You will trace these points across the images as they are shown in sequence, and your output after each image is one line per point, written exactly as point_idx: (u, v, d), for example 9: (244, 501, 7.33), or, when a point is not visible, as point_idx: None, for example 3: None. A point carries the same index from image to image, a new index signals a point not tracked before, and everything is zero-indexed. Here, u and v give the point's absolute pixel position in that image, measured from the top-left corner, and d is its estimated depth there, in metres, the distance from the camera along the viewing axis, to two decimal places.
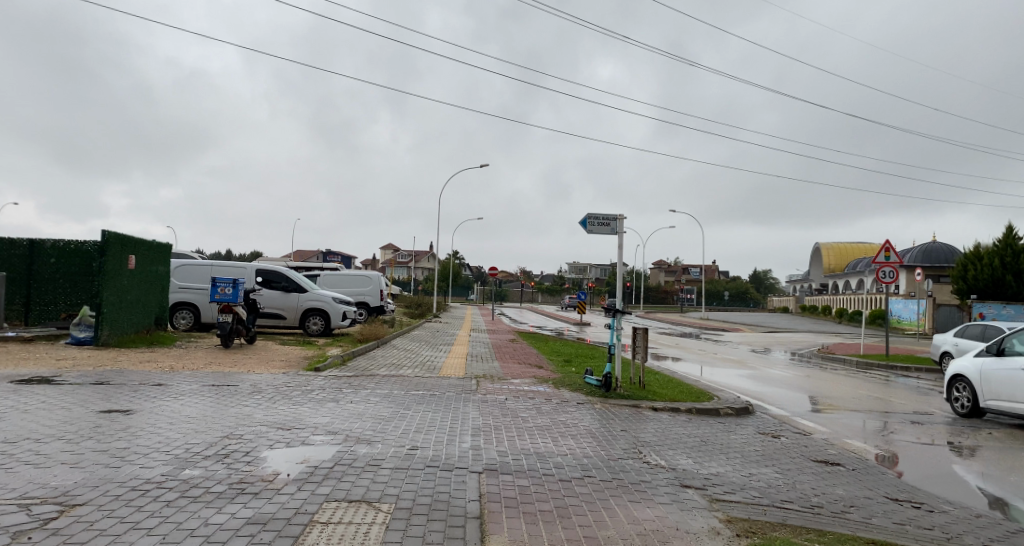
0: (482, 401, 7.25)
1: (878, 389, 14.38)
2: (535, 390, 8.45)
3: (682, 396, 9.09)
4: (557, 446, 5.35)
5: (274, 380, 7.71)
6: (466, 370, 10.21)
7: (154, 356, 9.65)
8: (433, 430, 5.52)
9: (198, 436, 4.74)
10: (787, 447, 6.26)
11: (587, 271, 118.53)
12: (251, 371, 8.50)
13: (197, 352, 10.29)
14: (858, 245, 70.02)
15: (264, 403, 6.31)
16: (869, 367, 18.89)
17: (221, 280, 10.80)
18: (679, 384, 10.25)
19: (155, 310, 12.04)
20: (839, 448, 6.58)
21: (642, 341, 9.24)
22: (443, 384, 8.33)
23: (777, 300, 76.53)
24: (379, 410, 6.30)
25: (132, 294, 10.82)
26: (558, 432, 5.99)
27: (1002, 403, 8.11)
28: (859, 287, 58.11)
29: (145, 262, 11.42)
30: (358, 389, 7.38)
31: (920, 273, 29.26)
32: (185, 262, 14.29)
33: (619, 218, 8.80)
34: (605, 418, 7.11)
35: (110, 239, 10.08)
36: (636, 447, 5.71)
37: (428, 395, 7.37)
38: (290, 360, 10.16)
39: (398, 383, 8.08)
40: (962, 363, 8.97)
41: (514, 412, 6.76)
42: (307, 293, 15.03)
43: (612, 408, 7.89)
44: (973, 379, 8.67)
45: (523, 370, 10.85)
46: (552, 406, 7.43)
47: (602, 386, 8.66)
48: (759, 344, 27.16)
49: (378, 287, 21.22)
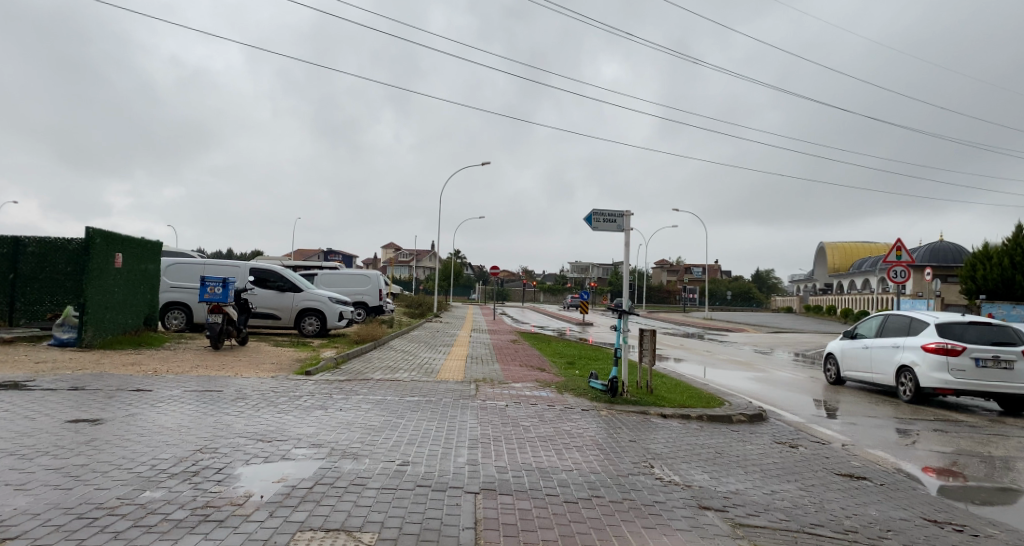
0: (481, 409, 6.84)
1: None
2: (537, 395, 8.04)
3: (691, 402, 8.66)
4: (560, 461, 4.92)
5: (262, 385, 7.30)
6: (465, 374, 9.78)
7: (139, 357, 9.20)
8: (426, 443, 5.10)
9: (167, 450, 4.32)
10: (808, 459, 5.82)
11: (590, 271, 118.00)
12: (239, 375, 8.10)
13: (184, 353, 9.82)
14: (863, 245, 69.40)
15: (247, 411, 5.91)
16: None
17: (210, 279, 10.32)
18: (687, 388, 9.83)
19: (144, 310, 11.56)
20: (862, 459, 6.15)
21: (650, 343, 8.80)
22: (441, 389, 7.92)
23: (781, 300, 75.92)
24: (369, 418, 5.88)
25: (118, 294, 10.32)
26: (562, 443, 5.56)
27: (846, 370, 11.90)
28: (864, 286, 57.51)
29: (133, 260, 10.84)
30: (348, 395, 6.97)
31: (929, 272, 28.73)
32: (177, 261, 13.92)
33: (625, 215, 8.36)
34: (612, 428, 6.68)
35: (95, 236, 9.52)
36: (646, 460, 5.28)
37: (423, 401, 6.95)
38: (281, 362, 9.74)
39: (393, 389, 7.66)
40: (833, 344, 12.65)
41: (514, 420, 6.35)
42: (302, 293, 14.61)
43: (618, 415, 7.47)
44: (835, 354, 12.37)
45: (524, 373, 10.44)
46: (555, 414, 7.01)
47: (607, 391, 8.24)
48: (766, 345, 26.67)
49: (376, 286, 20.84)
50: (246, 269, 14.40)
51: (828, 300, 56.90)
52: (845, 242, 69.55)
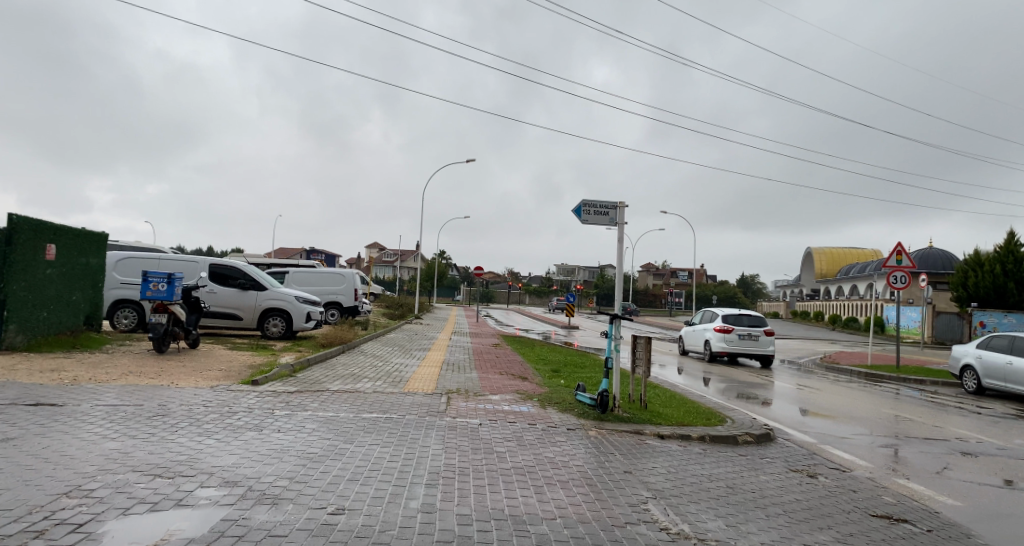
0: (449, 430, 5.83)
1: (890, 402, 13.24)
2: (516, 410, 7.11)
3: (687, 420, 7.80)
4: (541, 504, 3.98)
5: (194, 396, 6.18)
6: (438, 383, 8.80)
7: (63, 363, 7.57)
8: (373, 480, 4.10)
9: (23, 491, 3.21)
10: (831, 506, 4.96)
11: (576, 273, 117.57)
12: (174, 384, 6.98)
13: (123, 358, 8.43)
14: (849, 251, 69.63)
15: (163, 428, 4.80)
16: (875, 381, 17.76)
17: (153, 275, 9.04)
18: (681, 401, 8.96)
19: (88, 309, 9.90)
20: (889, 502, 5.31)
21: (644, 351, 7.88)
22: (405, 404, 6.89)
23: (766, 304, 76.08)
24: (311, 445, 4.83)
25: (51, 290, 8.69)
26: (543, 478, 4.62)
27: (686, 341, 21.06)
28: (850, 293, 57.48)
29: (69, 252, 9.24)
30: (293, 413, 5.89)
31: (922, 279, 28.30)
32: (128, 255, 12.73)
33: (619, 206, 7.40)
34: (601, 453, 5.74)
35: (19, 223, 7.90)
36: (644, 502, 4.38)
37: (382, 420, 5.97)
38: (231, 369, 8.58)
39: (350, 404, 6.62)
40: (686, 330, 21.29)
41: (488, 444, 5.37)
42: (267, 291, 13.49)
43: (609, 436, 6.55)
44: (685, 335, 21.29)
45: (503, 382, 9.49)
46: (536, 434, 6.05)
47: (597, 407, 7.30)
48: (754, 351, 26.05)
49: (352, 286, 19.76)
50: (205, 265, 13.31)
51: (814, 305, 56.90)
52: (831, 248, 69.84)
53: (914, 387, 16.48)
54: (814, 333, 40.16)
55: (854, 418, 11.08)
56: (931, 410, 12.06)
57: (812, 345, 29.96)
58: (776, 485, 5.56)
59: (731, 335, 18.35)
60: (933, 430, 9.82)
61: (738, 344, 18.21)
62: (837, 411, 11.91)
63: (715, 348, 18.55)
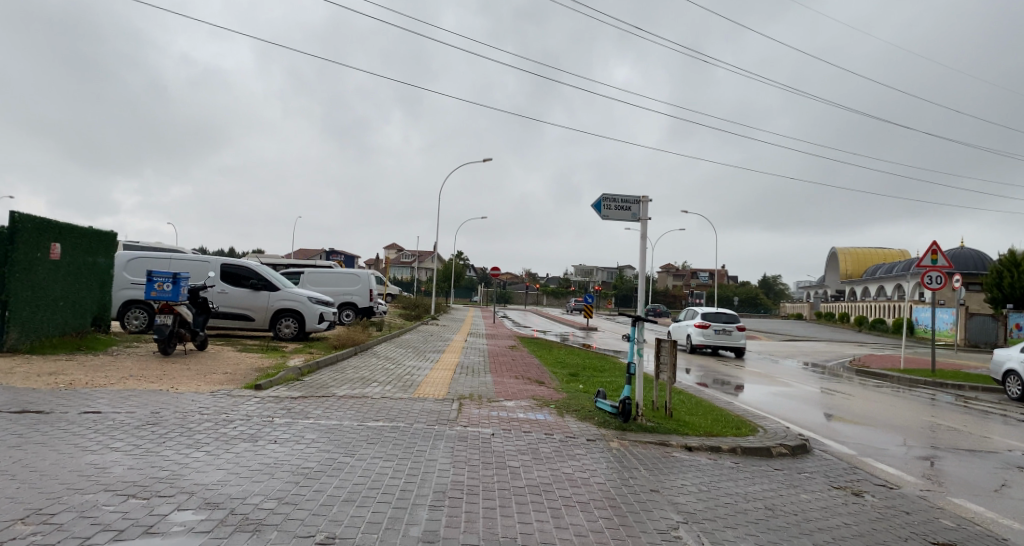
0: (459, 440, 5.41)
1: (930, 409, 12.47)
2: (533, 419, 6.66)
3: (716, 430, 7.26)
4: (559, 529, 3.54)
5: (191, 403, 5.86)
6: (450, 388, 8.39)
7: (64, 366, 7.33)
8: (371, 501, 3.69)
9: None
10: (884, 531, 4.43)
11: (594, 274, 116.70)
12: (175, 388, 6.68)
13: (127, 361, 8.19)
14: (876, 252, 67.71)
15: (150, 439, 4.46)
16: (910, 386, 16.91)
17: (157, 275, 8.81)
18: (708, 410, 8.40)
19: (95, 310, 9.78)
20: (949, 527, 4.75)
21: (669, 355, 7.36)
22: (415, 411, 6.49)
23: (789, 305, 74.37)
24: (307, 459, 4.43)
25: (56, 291, 8.55)
26: (560, 499, 4.15)
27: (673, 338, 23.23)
28: (877, 294, 55.82)
29: (76, 252, 9.11)
30: (293, 421, 5.52)
31: (956, 280, 27.14)
32: (139, 255, 12.58)
33: (643, 200, 6.90)
34: (623, 468, 5.26)
35: (21, 222, 7.74)
36: (674, 527, 3.90)
37: (389, 430, 5.56)
38: (237, 373, 8.28)
39: (356, 411, 6.24)
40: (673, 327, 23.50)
41: (500, 458, 4.92)
42: (279, 292, 13.26)
43: (632, 448, 6.05)
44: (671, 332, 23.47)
45: (519, 386, 9.06)
46: (552, 445, 5.59)
47: (619, 416, 6.81)
48: (780, 353, 25.19)
49: (366, 286, 19.51)
50: (217, 265, 13.12)
51: (839, 307, 55.31)
52: (857, 248, 67.95)
53: (953, 392, 15.60)
54: (840, 335, 38.94)
55: (893, 426, 10.38)
56: (975, 418, 11.29)
57: (839, 347, 28.93)
58: (820, 506, 5.01)
59: (708, 330, 20.56)
60: (982, 441, 9.11)
61: (714, 338, 20.38)
62: (874, 418, 11.21)
63: (694, 342, 20.72)
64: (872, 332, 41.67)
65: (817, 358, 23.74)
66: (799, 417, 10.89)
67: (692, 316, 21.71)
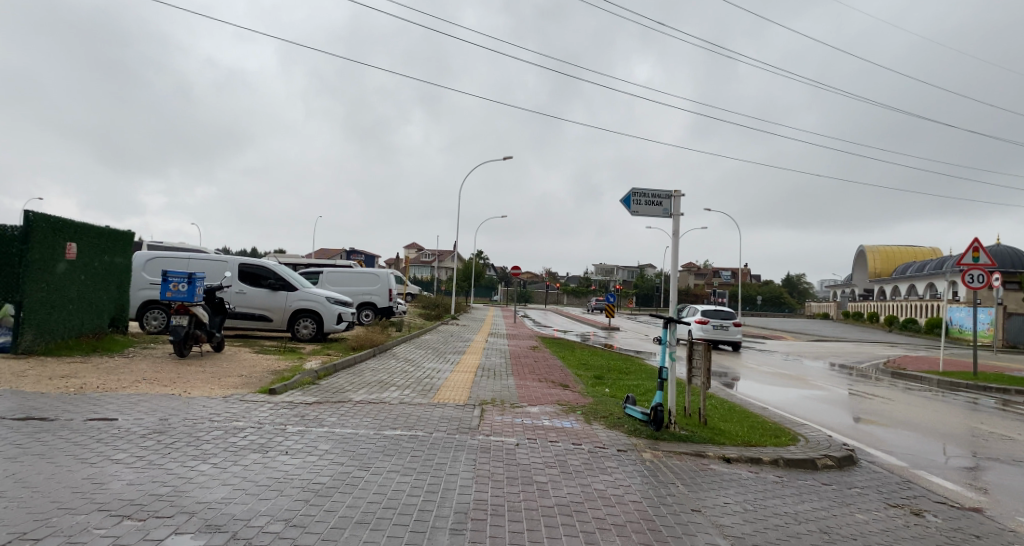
0: (481, 452, 5.04)
1: (978, 415, 11.71)
2: (558, 427, 6.28)
3: (755, 439, 6.77)
4: None
5: (201, 409, 5.61)
6: (470, 392, 8.05)
7: (77, 369, 7.17)
8: (387, 524, 3.34)
9: None
10: None
11: (614, 273, 115.59)
12: (188, 392, 6.46)
13: (141, 365, 8.03)
14: (907, 250, 65.62)
15: (154, 449, 4.19)
16: (951, 390, 16.07)
17: (174, 275, 8.74)
18: (744, 417, 7.90)
19: (111, 310, 9.85)
20: None
21: (704, 358, 6.89)
22: (434, 418, 6.14)
23: (815, 304, 72.54)
24: (318, 473, 4.11)
25: (72, 292, 8.57)
26: (593, 521, 3.76)
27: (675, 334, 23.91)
28: (909, 294, 54.01)
29: (92, 252, 9.14)
30: (306, 430, 5.22)
31: (997, 279, 25.92)
32: (157, 255, 12.51)
33: (675, 195, 6.44)
34: (658, 483, 4.84)
35: (36, 222, 7.64)
36: None
37: (406, 439, 5.23)
38: (252, 376, 8.05)
39: (372, 418, 5.92)
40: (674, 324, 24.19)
41: (526, 472, 4.54)
42: (297, 292, 13.09)
43: (667, 460, 5.62)
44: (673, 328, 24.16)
45: (542, 390, 8.69)
46: (581, 457, 5.20)
47: (650, 424, 6.38)
48: (809, 354, 24.33)
49: (386, 286, 19.32)
50: (234, 265, 12.99)
51: (868, 306, 53.68)
52: (886, 246, 65.97)
53: (999, 397, 14.74)
54: (870, 336, 37.68)
55: (941, 434, 9.72)
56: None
57: (871, 348, 27.88)
58: (879, 528, 4.52)
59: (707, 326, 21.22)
60: None
61: (713, 334, 21.00)
62: (919, 424, 10.54)
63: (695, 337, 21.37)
64: (903, 333, 40.25)
65: (849, 360, 22.85)
66: (837, 421, 10.28)
67: (693, 312, 22.31)
